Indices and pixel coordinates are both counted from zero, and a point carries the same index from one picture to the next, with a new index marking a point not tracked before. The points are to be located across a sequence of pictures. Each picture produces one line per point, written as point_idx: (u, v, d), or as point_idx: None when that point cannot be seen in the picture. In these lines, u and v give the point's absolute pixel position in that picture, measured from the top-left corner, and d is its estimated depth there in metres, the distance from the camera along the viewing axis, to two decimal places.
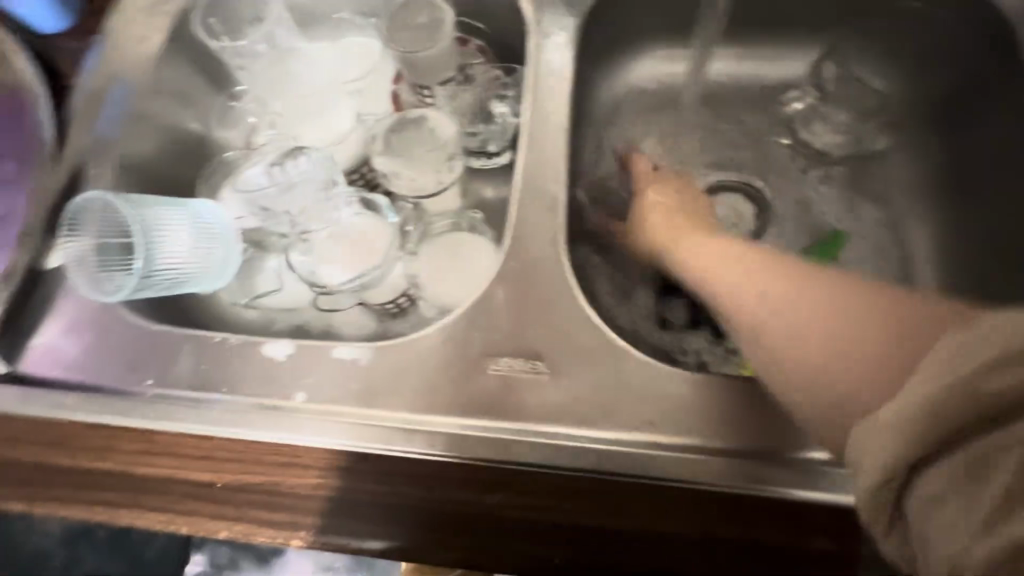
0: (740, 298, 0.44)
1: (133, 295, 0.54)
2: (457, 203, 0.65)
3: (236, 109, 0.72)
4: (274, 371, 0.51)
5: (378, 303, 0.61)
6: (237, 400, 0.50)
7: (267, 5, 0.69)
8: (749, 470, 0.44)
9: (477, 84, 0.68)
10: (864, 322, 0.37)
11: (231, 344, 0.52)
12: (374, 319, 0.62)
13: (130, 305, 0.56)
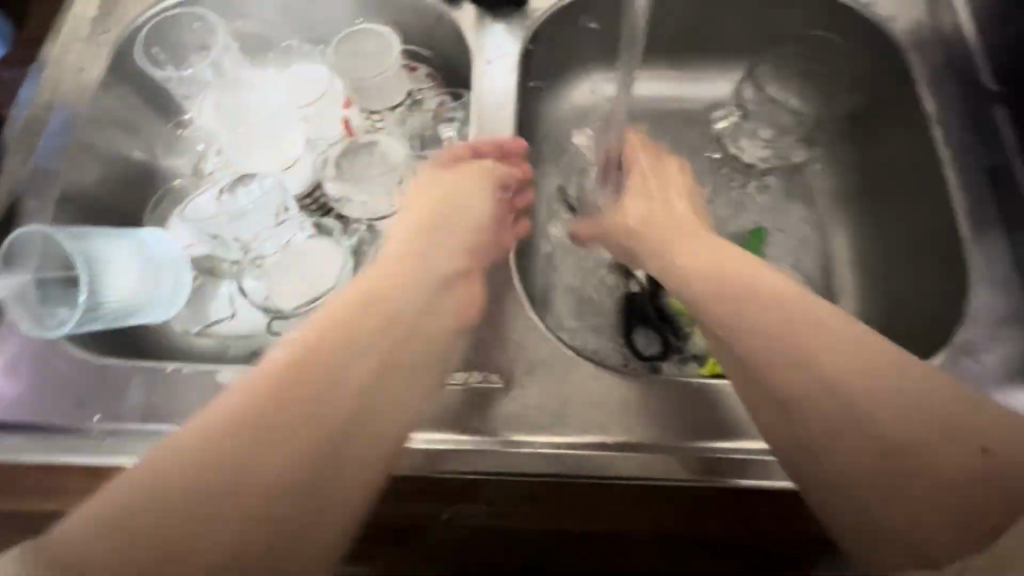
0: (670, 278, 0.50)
1: (78, 330, 0.54)
2: None
3: (184, 137, 0.72)
4: None
5: None
6: None
7: (213, 36, 0.70)
8: (697, 461, 0.47)
9: (426, 110, 0.70)
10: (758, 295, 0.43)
11: (183, 373, 0.52)
12: None
13: (75, 339, 0.55)
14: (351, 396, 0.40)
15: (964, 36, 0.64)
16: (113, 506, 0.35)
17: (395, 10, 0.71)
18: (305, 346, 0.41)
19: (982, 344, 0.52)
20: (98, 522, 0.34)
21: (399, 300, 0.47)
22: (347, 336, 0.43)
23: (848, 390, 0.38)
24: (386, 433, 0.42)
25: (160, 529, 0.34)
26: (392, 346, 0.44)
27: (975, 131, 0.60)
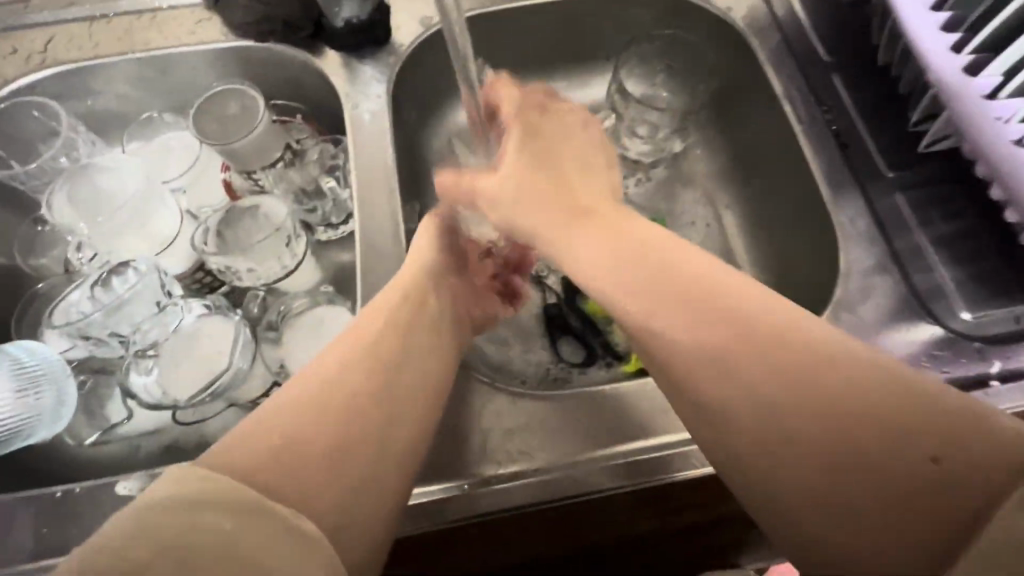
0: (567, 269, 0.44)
1: None
2: (309, 281, 0.65)
3: (44, 233, 0.66)
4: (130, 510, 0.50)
5: (249, 402, 0.58)
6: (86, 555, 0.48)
7: (58, 120, 0.65)
8: (627, 468, 0.48)
9: (307, 162, 0.69)
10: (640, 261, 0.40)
11: (77, 493, 0.50)
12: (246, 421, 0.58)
13: None
14: (395, 395, 0.41)
15: (796, 13, 0.70)
16: (193, 508, 0.30)
17: (256, 65, 0.70)
18: (356, 345, 0.42)
19: (856, 295, 0.57)
20: (220, 506, 0.30)
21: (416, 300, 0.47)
22: (378, 349, 0.42)
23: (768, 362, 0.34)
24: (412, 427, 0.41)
25: (222, 530, 0.29)
26: (412, 353, 0.44)
27: (820, 100, 0.66)
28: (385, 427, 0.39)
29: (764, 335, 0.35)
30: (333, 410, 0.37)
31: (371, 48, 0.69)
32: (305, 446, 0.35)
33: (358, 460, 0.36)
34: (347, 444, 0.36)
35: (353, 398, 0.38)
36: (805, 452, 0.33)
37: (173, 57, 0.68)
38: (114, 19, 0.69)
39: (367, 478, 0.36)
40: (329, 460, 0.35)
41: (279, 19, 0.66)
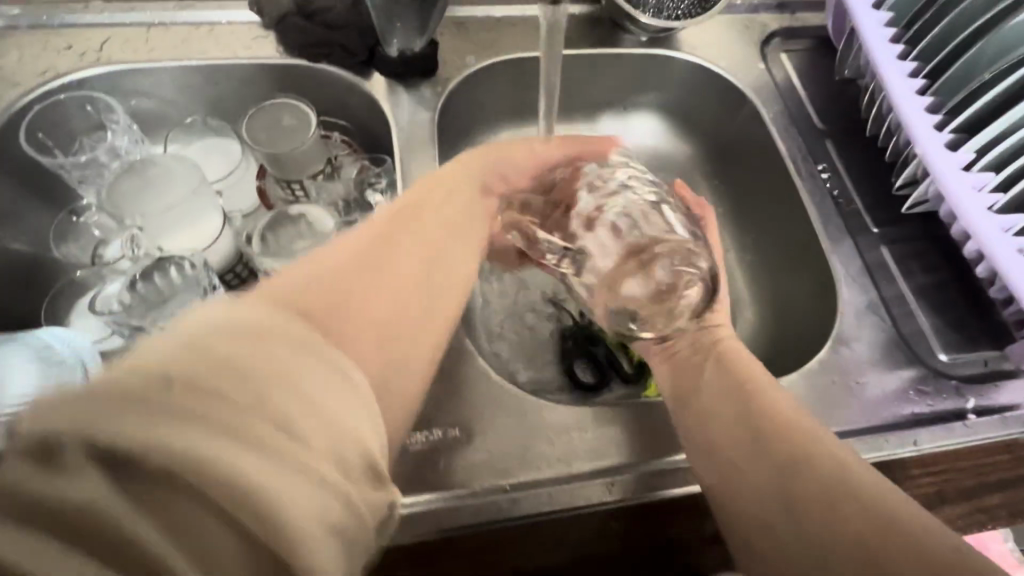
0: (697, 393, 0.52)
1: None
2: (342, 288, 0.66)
3: (78, 226, 0.65)
4: None
5: None
6: None
7: (113, 116, 0.66)
8: (655, 478, 0.52)
9: (342, 178, 0.73)
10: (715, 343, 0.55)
11: None
12: None
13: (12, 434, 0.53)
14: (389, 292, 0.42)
15: (793, 88, 0.80)
16: (229, 336, 0.30)
17: (310, 83, 0.74)
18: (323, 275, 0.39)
19: (849, 333, 0.63)
20: (242, 328, 0.30)
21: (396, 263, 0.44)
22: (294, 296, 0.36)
23: (769, 496, 0.42)
24: (403, 320, 0.42)
25: (252, 351, 0.29)
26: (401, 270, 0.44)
27: (815, 160, 0.75)
28: (447, 293, 0.48)
29: (779, 440, 0.44)
30: (373, 279, 0.42)
31: (419, 79, 0.74)
32: (360, 295, 0.40)
33: (381, 307, 0.41)
34: (396, 292, 0.43)
35: (392, 271, 0.44)
36: (755, 503, 0.43)
37: (226, 70, 0.72)
38: (172, 27, 0.72)
39: (341, 313, 0.37)
40: (351, 306, 0.39)
41: (338, 44, 0.71)
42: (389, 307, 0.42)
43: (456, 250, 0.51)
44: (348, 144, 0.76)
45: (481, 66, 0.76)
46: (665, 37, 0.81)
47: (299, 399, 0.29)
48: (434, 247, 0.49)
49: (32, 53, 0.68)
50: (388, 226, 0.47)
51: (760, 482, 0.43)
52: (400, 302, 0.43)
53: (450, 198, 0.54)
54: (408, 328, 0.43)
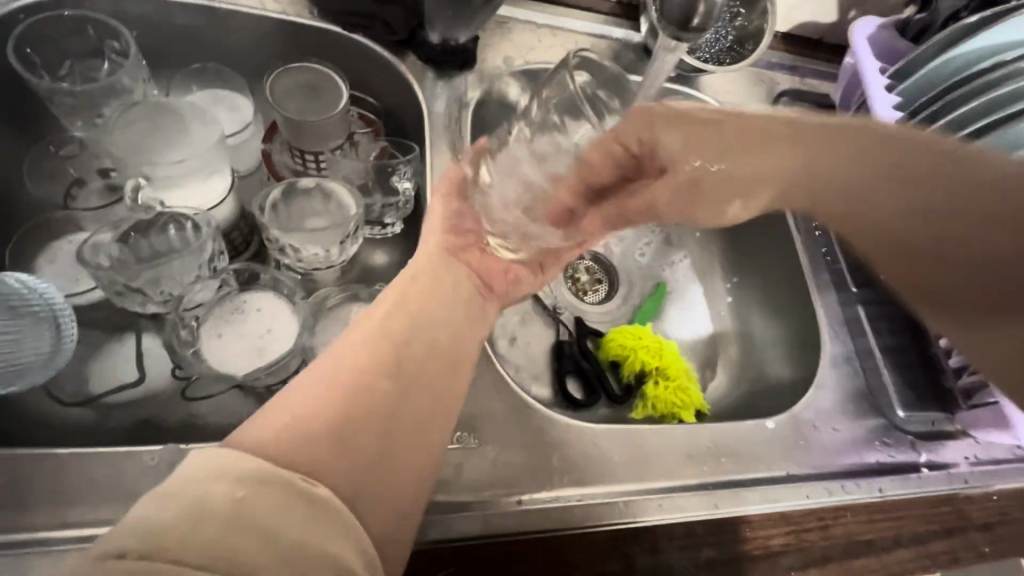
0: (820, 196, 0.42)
1: None
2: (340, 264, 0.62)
3: (60, 160, 0.58)
4: (129, 477, 0.44)
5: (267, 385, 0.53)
6: (76, 522, 0.42)
7: (118, 39, 0.58)
8: (660, 504, 0.53)
9: (361, 156, 0.68)
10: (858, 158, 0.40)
11: (57, 454, 0.44)
12: (251, 403, 0.54)
13: None
14: (392, 407, 0.42)
15: None
16: (204, 483, 0.32)
17: (339, 52, 0.70)
18: (317, 412, 0.39)
19: (829, 381, 0.68)
20: (226, 478, 0.33)
21: (390, 377, 0.43)
22: (292, 429, 0.38)
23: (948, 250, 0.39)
24: (403, 438, 0.42)
25: (233, 499, 0.32)
26: (395, 383, 0.43)
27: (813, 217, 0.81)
28: (437, 380, 0.46)
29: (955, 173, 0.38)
30: (354, 393, 0.41)
31: (456, 69, 0.71)
32: (349, 412, 0.40)
33: (366, 417, 0.41)
34: (382, 397, 0.42)
35: (379, 376, 0.43)
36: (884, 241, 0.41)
37: (248, 20, 0.66)
38: None
39: (324, 439, 0.38)
40: (333, 429, 0.39)
41: (380, 18, 0.67)
42: (374, 417, 0.41)
43: (444, 332, 0.49)
44: (369, 121, 0.71)
45: (518, 69, 0.75)
46: (691, 77, 0.84)
47: (266, 537, 0.31)
48: (419, 334, 0.47)
49: None
50: (379, 326, 0.46)
51: (885, 200, 0.40)
52: (386, 407, 0.42)
53: (432, 275, 0.52)
54: (402, 431, 0.42)
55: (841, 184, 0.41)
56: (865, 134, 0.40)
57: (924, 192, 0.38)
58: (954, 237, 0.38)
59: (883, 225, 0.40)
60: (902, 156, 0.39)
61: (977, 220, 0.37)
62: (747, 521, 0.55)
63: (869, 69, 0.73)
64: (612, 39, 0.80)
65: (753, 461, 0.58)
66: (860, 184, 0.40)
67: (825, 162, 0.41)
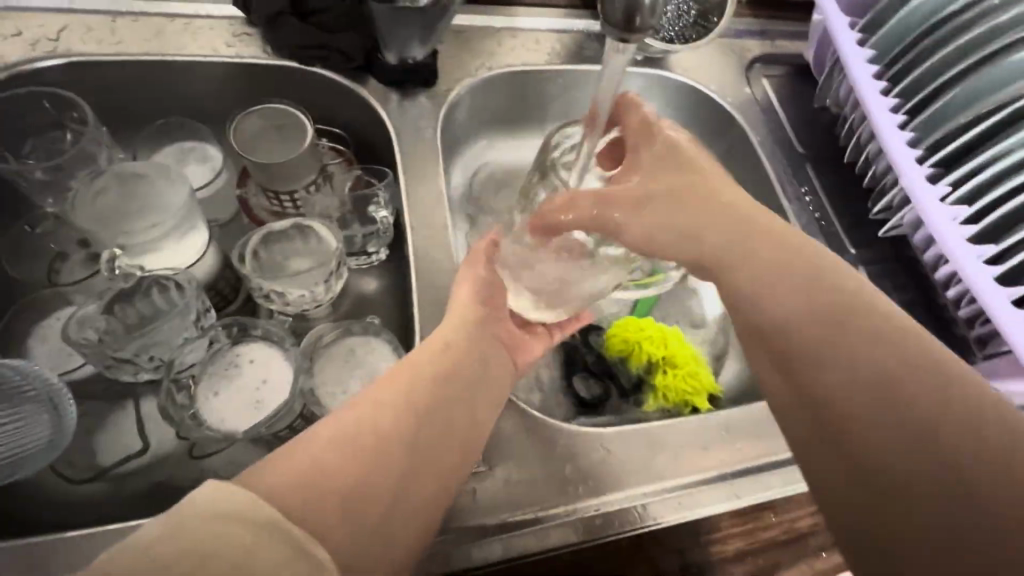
0: (785, 340, 0.43)
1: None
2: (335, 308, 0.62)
3: (36, 239, 0.59)
4: None
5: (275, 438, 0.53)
6: None
7: (76, 111, 0.58)
8: (683, 503, 0.52)
9: (337, 189, 0.67)
10: (848, 368, 0.40)
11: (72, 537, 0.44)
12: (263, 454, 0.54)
13: None
14: (409, 461, 0.42)
15: (778, 114, 0.85)
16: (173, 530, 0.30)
17: (300, 86, 0.69)
18: (326, 458, 0.38)
19: None
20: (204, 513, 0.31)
21: (412, 432, 0.43)
22: (313, 474, 0.37)
23: (893, 395, 0.38)
24: (416, 498, 0.42)
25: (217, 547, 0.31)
26: (413, 438, 0.43)
27: (798, 183, 0.80)
28: (455, 441, 0.46)
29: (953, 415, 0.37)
30: (373, 451, 0.40)
31: (419, 86, 0.70)
32: (360, 463, 0.39)
33: (381, 485, 0.39)
34: (399, 454, 0.42)
35: (402, 430, 0.43)
36: (785, 320, 0.43)
37: (205, 67, 0.65)
38: (142, 18, 0.65)
39: (336, 488, 0.37)
40: (344, 488, 0.37)
41: (335, 47, 0.66)
42: (387, 487, 0.40)
43: (467, 397, 0.49)
44: (340, 151, 0.70)
45: (482, 78, 0.74)
46: (659, 58, 0.83)
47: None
48: (445, 393, 0.47)
49: None
50: (410, 382, 0.46)
51: (848, 387, 0.40)
52: (399, 477, 0.41)
53: (464, 330, 0.52)
54: (409, 485, 0.41)
55: (806, 335, 0.42)
56: (892, 349, 0.40)
57: (914, 411, 0.37)
58: (901, 452, 0.37)
59: (832, 398, 0.40)
60: (841, 391, 0.40)
61: (929, 457, 0.36)
62: (772, 507, 0.54)
63: (839, 24, 0.71)
64: (573, 33, 0.79)
65: (772, 441, 0.56)
66: (831, 365, 0.41)
67: (783, 278, 0.44)
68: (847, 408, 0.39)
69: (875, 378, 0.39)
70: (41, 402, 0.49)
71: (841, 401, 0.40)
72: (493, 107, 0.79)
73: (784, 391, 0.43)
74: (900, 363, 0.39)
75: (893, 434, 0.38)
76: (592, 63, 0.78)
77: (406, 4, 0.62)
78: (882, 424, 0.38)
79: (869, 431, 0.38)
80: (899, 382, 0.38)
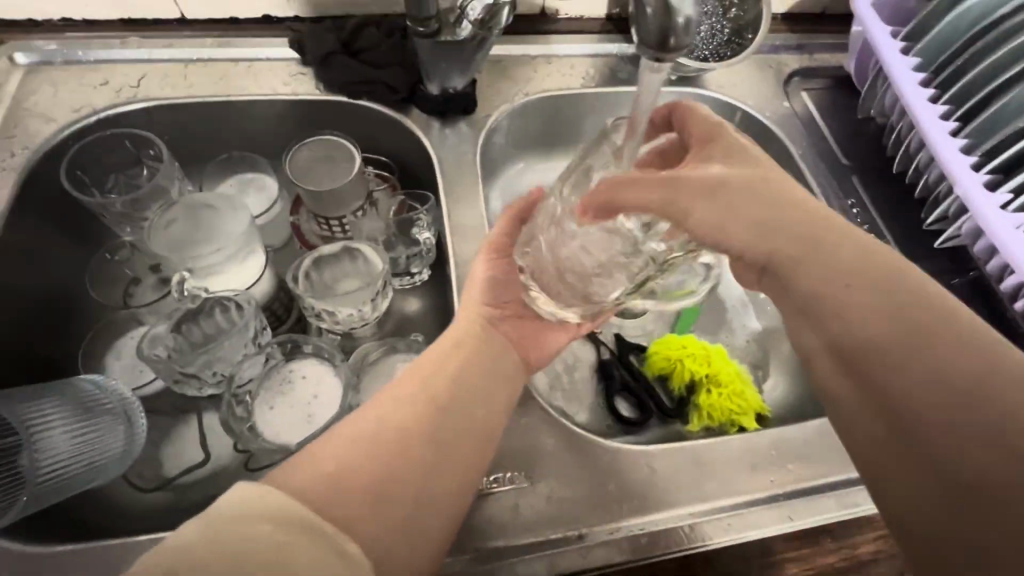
0: (841, 324, 0.41)
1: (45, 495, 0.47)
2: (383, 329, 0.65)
3: (113, 266, 0.64)
4: None
5: None
6: None
7: (153, 150, 0.64)
8: (732, 525, 0.51)
9: (383, 214, 0.71)
10: (916, 363, 0.38)
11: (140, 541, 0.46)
12: None
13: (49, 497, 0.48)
14: (427, 462, 0.43)
15: (820, 127, 0.84)
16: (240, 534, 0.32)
17: (348, 118, 0.73)
18: (341, 463, 0.39)
19: None
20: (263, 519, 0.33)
21: (427, 432, 0.44)
22: (337, 482, 0.38)
23: (962, 390, 0.36)
24: (439, 495, 0.42)
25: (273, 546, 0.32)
26: (428, 439, 0.44)
27: (843, 195, 0.78)
28: (473, 441, 0.46)
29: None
30: (388, 453, 0.41)
31: (459, 114, 0.74)
32: (379, 465, 0.40)
33: (399, 486, 0.40)
34: (416, 454, 0.42)
35: (417, 431, 0.43)
36: (847, 307, 0.41)
37: (265, 104, 0.71)
38: (209, 64, 0.71)
39: (358, 492, 0.38)
40: (355, 485, 0.39)
41: (381, 82, 0.71)
42: (407, 488, 0.41)
43: (481, 396, 0.49)
44: (385, 178, 0.74)
45: (518, 104, 0.77)
46: (695, 77, 0.83)
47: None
48: (455, 392, 0.47)
49: (66, 91, 0.67)
50: (417, 385, 0.47)
51: (918, 384, 0.37)
52: (421, 479, 0.42)
53: (474, 331, 0.53)
54: (430, 486, 0.42)
55: (864, 328, 0.40)
56: (954, 339, 0.38)
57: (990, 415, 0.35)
58: (966, 451, 0.35)
59: (899, 392, 0.38)
60: (910, 387, 0.38)
61: (1003, 459, 0.34)
62: (829, 531, 0.51)
63: (880, 34, 0.70)
64: (606, 56, 0.81)
65: (826, 462, 0.54)
66: (905, 362, 0.38)
67: (816, 264, 0.43)
68: (913, 401, 0.37)
69: (946, 379, 0.37)
70: (117, 415, 0.53)
71: (907, 395, 0.38)
72: (531, 131, 0.81)
73: (845, 385, 0.42)
74: (940, 343, 0.37)
75: (966, 434, 0.36)
76: (626, 85, 0.79)
77: (446, 38, 0.66)
78: (947, 413, 0.36)
79: (938, 429, 0.36)
80: (976, 386, 0.36)
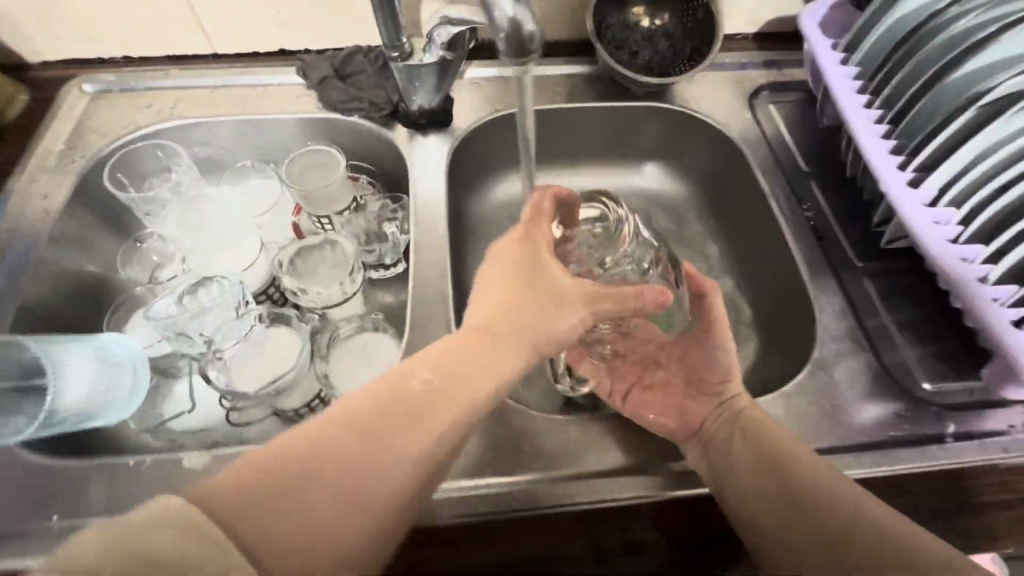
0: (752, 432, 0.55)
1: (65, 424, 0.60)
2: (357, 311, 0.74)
3: (139, 251, 0.78)
4: (176, 476, 0.56)
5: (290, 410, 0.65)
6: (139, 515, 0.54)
7: (178, 158, 0.78)
8: (630, 485, 0.55)
9: (367, 214, 0.81)
10: (788, 468, 0.51)
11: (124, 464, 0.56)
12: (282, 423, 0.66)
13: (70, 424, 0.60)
14: (396, 453, 0.41)
15: (781, 137, 0.87)
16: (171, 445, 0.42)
17: (341, 132, 0.85)
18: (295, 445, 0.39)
19: (843, 358, 0.66)
20: None
21: (403, 424, 0.42)
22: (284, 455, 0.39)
23: (820, 496, 0.48)
24: (400, 485, 0.40)
25: None
26: (405, 430, 0.42)
27: (799, 200, 0.80)
28: (446, 429, 0.43)
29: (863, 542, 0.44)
30: (351, 439, 0.40)
31: (436, 128, 0.84)
32: (339, 450, 0.39)
33: (356, 481, 0.39)
34: (387, 443, 0.41)
35: (389, 419, 0.42)
36: (759, 433, 0.54)
37: (273, 121, 0.84)
38: (229, 89, 0.86)
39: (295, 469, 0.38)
40: (304, 471, 0.38)
41: (367, 101, 0.82)
42: (366, 486, 0.39)
43: (470, 384, 0.45)
44: (374, 186, 0.84)
45: (490, 118, 0.86)
46: (659, 92, 0.89)
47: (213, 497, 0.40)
48: (438, 380, 0.45)
49: (116, 112, 0.82)
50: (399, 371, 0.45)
51: (789, 483, 0.50)
52: (380, 469, 0.40)
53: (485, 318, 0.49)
54: (386, 475, 0.40)
55: (771, 447, 0.53)
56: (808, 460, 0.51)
57: (833, 514, 0.46)
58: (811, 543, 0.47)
59: (773, 485, 0.51)
60: (778, 485, 0.50)
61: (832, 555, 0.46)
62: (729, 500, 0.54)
63: (821, 44, 0.73)
64: (572, 78, 0.89)
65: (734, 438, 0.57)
66: (786, 465, 0.51)
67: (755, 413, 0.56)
68: (781, 493, 0.50)
69: (808, 486, 0.49)
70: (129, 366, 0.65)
71: (784, 492, 0.50)
72: (505, 144, 0.90)
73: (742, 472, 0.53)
74: (829, 471, 0.50)
75: (816, 524, 0.47)
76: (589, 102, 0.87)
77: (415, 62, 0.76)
78: (809, 504, 0.48)
79: (795, 517, 0.48)
80: (825, 498, 0.47)
